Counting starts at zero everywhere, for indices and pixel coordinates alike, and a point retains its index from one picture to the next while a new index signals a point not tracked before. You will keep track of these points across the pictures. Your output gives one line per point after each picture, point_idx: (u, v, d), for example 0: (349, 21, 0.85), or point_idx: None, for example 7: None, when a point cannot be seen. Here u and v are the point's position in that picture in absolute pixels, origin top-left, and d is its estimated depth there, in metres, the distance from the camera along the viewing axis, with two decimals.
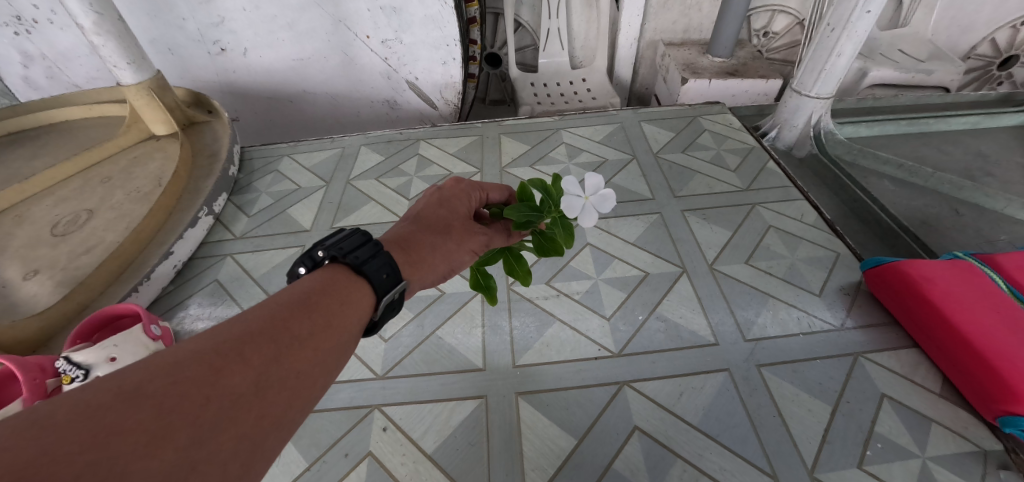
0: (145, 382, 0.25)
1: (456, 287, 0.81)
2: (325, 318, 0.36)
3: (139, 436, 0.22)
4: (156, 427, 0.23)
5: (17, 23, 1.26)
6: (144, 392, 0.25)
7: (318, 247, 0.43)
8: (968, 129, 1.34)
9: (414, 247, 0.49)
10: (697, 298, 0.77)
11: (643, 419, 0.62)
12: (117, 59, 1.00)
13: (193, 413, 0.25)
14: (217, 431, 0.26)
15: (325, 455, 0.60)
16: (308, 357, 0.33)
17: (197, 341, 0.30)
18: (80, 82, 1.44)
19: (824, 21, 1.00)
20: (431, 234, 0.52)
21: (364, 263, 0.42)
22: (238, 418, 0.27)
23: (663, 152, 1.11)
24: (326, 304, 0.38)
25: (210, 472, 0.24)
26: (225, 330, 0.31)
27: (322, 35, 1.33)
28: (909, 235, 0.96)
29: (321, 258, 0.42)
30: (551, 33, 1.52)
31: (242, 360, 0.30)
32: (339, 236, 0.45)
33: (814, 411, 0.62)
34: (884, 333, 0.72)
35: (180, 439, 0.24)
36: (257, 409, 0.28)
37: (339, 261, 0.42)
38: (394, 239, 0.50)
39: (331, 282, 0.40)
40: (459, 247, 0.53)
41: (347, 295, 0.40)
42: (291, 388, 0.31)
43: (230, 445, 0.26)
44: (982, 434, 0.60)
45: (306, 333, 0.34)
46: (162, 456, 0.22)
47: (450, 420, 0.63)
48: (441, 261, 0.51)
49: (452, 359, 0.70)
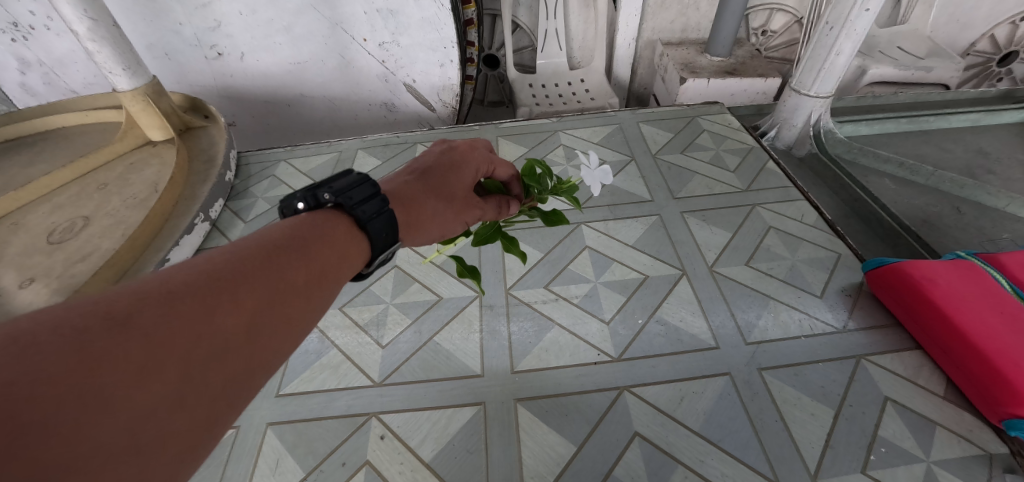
0: (137, 303, 0.24)
1: (453, 291, 0.80)
2: (321, 268, 0.35)
3: (127, 366, 0.21)
4: (146, 359, 0.22)
5: (14, 29, 1.26)
6: (133, 319, 0.23)
7: (325, 189, 0.40)
8: (968, 126, 1.33)
9: (416, 206, 0.48)
10: (697, 300, 0.77)
11: (644, 425, 0.61)
12: (112, 65, 0.99)
13: (185, 349, 0.24)
14: (207, 370, 0.25)
15: (322, 464, 0.59)
16: (300, 306, 0.32)
17: (190, 271, 0.28)
18: (77, 88, 1.43)
19: (823, 19, 1.00)
20: (434, 197, 0.50)
21: (369, 220, 0.40)
22: (228, 358, 0.26)
23: (662, 153, 1.10)
24: (327, 254, 0.36)
25: (195, 411, 0.24)
26: (220, 265, 0.30)
27: (319, 39, 1.33)
28: (912, 235, 0.95)
29: (326, 200, 0.40)
30: (548, 34, 1.52)
31: (237, 299, 0.28)
32: (342, 180, 0.42)
33: (817, 415, 0.61)
34: (886, 335, 0.71)
35: (168, 374, 0.23)
36: (247, 352, 0.28)
37: (344, 208, 0.40)
38: (395, 190, 0.48)
39: (331, 230, 0.38)
40: (457, 217, 0.53)
41: (345, 247, 0.38)
42: (279, 335, 0.30)
43: (217, 384, 0.25)
44: (986, 437, 0.59)
45: (303, 281, 0.33)
46: (148, 391, 0.22)
47: (447, 427, 0.62)
48: (437, 226, 0.50)
49: (450, 365, 0.69)
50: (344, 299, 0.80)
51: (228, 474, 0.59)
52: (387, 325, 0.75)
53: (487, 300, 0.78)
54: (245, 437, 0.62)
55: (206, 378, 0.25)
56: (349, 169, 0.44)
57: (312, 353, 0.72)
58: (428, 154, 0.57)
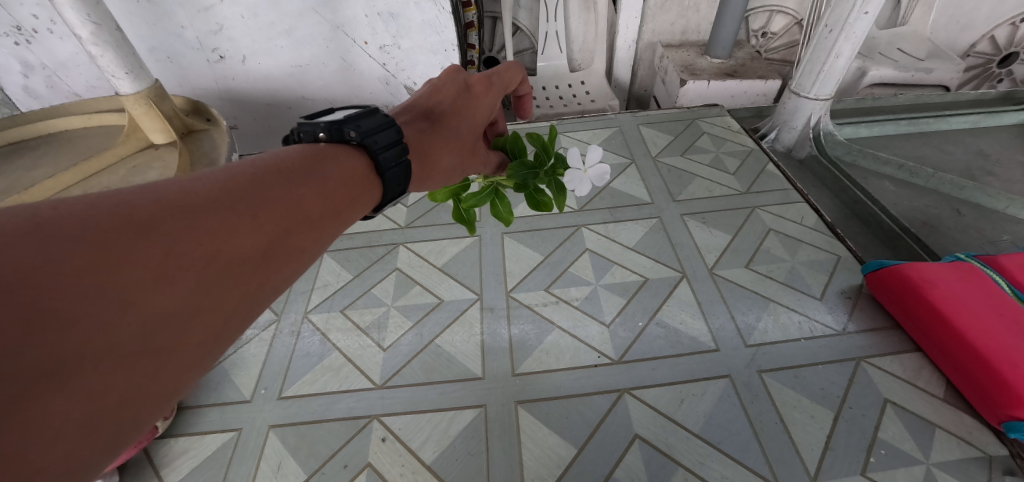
0: (154, 208, 0.24)
1: (454, 294, 0.81)
2: (339, 205, 0.35)
3: (147, 269, 0.22)
4: (165, 264, 0.23)
5: (17, 33, 1.27)
6: (156, 222, 0.24)
7: (351, 126, 0.40)
8: (968, 128, 1.34)
9: (431, 156, 0.50)
10: (696, 302, 0.77)
11: (644, 427, 0.61)
12: (115, 68, 1.00)
13: (202, 261, 0.25)
14: (221, 284, 0.26)
15: (324, 466, 0.59)
16: (314, 237, 0.33)
17: (213, 184, 0.28)
18: (79, 91, 1.44)
19: (822, 22, 1.00)
20: (447, 148, 0.53)
21: (387, 169, 0.41)
22: (242, 276, 0.27)
23: (662, 155, 1.10)
24: (343, 192, 0.36)
25: (206, 322, 0.24)
26: (243, 184, 0.30)
27: (320, 42, 1.33)
28: (911, 237, 0.95)
29: (352, 138, 0.40)
30: (549, 36, 1.53)
31: (256, 220, 0.28)
32: (369, 119, 0.42)
33: (816, 417, 0.61)
34: (886, 337, 0.71)
35: (185, 282, 0.23)
36: (261, 273, 0.28)
37: (367, 149, 0.41)
38: (414, 136, 0.50)
39: (353, 169, 0.38)
40: (461, 169, 0.56)
41: (363, 188, 0.38)
42: (292, 261, 0.31)
43: (229, 299, 0.26)
44: (986, 439, 0.59)
45: (318, 214, 0.33)
46: (165, 296, 0.22)
47: (448, 430, 0.62)
48: (444, 176, 0.53)
49: (451, 368, 0.69)
50: (346, 301, 0.81)
51: (231, 475, 0.59)
52: (388, 327, 0.76)
53: (487, 302, 0.79)
54: (247, 439, 0.63)
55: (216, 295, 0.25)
56: (375, 107, 0.44)
57: (314, 356, 0.73)
58: (444, 100, 0.59)
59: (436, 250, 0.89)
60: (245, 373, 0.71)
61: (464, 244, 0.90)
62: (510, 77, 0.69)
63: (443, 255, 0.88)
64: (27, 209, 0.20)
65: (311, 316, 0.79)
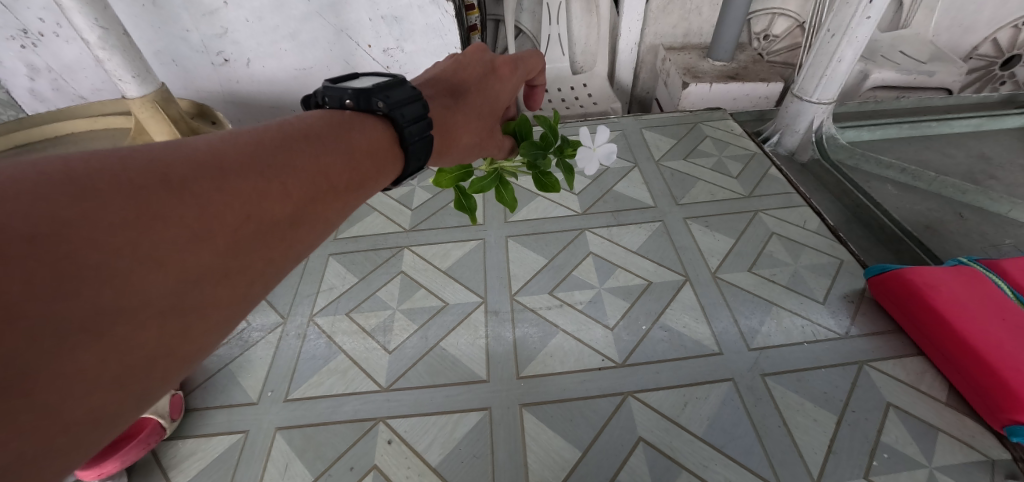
0: (185, 173, 0.26)
1: (458, 297, 0.81)
2: (360, 176, 0.37)
3: (182, 230, 0.24)
4: (197, 226, 0.24)
5: (24, 36, 1.28)
6: (189, 185, 0.25)
7: (379, 97, 0.41)
8: (970, 131, 1.34)
9: (451, 131, 0.51)
10: (699, 306, 0.77)
11: (648, 430, 0.62)
12: (122, 72, 1.01)
13: (230, 225, 0.26)
14: (248, 247, 0.27)
15: (331, 468, 0.60)
16: (336, 206, 0.34)
17: (243, 150, 0.30)
18: (85, 94, 1.46)
19: (825, 27, 1.01)
20: (466, 125, 0.54)
21: (409, 143, 0.42)
22: (267, 242, 0.28)
23: (665, 159, 1.11)
24: (366, 163, 0.38)
25: (234, 284, 0.26)
26: (271, 150, 0.31)
27: (324, 45, 1.34)
28: (913, 241, 0.95)
29: (378, 109, 0.41)
30: (552, 39, 1.54)
31: (283, 188, 0.30)
32: (397, 91, 0.43)
33: (819, 421, 0.62)
34: (889, 341, 0.72)
35: (214, 243, 0.25)
36: (285, 239, 0.30)
37: (393, 122, 0.42)
38: (436, 108, 0.51)
39: (374, 142, 0.39)
40: (475, 150, 0.58)
41: (383, 160, 0.40)
42: (313, 229, 0.32)
43: (253, 264, 0.27)
44: (989, 443, 0.59)
45: (341, 186, 0.35)
46: (197, 256, 0.24)
47: (454, 432, 0.63)
48: (460, 153, 0.54)
49: (456, 370, 0.70)
50: (351, 304, 0.82)
51: (239, 476, 0.60)
52: (394, 330, 0.76)
53: (492, 305, 0.79)
54: (255, 441, 0.63)
55: (242, 258, 0.27)
56: (403, 78, 0.44)
57: (320, 359, 0.73)
58: (469, 75, 0.60)
59: (441, 253, 0.90)
60: (252, 375, 0.72)
61: (468, 247, 0.91)
62: (535, 62, 0.69)
63: (447, 258, 0.89)
64: (71, 165, 0.22)
65: (316, 319, 0.80)
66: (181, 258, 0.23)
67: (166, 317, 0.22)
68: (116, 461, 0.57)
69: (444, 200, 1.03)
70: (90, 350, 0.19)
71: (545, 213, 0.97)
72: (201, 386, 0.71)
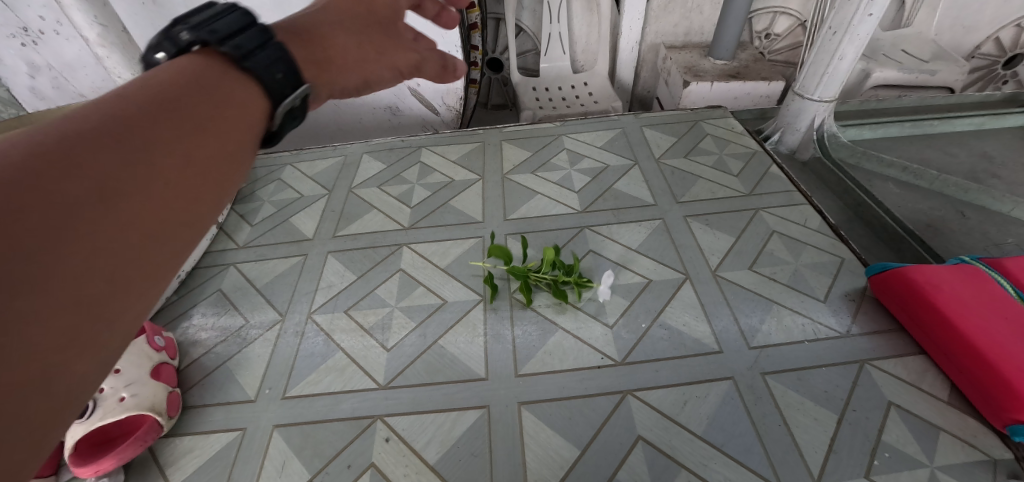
0: (7, 153, 0.22)
1: (457, 295, 0.81)
2: (249, 111, 0.34)
3: (84, 206, 0.23)
4: (99, 197, 0.23)
5: (24, 34, 1.28)
6: (75, 158, 0.24)
7: (182, 29, 0.35)
8: (972, 130, 1.33)
9: (321, 48, 0.45)
10: (699, 304, 0.77)
11: (647, 429, 0.61)
12: (121, 69, 1.01)
13: (134, 189, 0.25)
14: (165, 208, 0.27)
15: (328, 466, 0.59)
16: (239, 150, 0.33)
17: (117, 111, 0.27)
18: (85, 91, 1.46)
19: (826, 24, 1.00)
20: (345, 47, 0.48)
21: (249, 54, 0.35)
22: (181, 198, 0.28)
23: (665, 157, 1.10)
24: (248, 98, 0.35)
25: (158, 243, 0.26)
26: (154, 105, 0.29)
27: None
28: (916, 239, 0.94)
29: (186, 41, 0.34)
30: (553, 38, 1.53)
31: (179, 143, 0.29)
32: (209, 13, 0.36)
33: (820, 420, 0.61)
34: (890, 340, 0.71)
35: (121, 209, 0.24)
36: (198, 190, 0.29)
37: (210, 46, 0.35)
38: (300, 37, 0.44)
39: (230, 73, 0.35)
40: (377, 63, 0.52)
41: (251, 90, 0.36)
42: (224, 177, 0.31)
43: (175, 221, 0.27)
44: (991, 443, 0.59)
45: (240, 130, 0.33)
46: (110, 227, 0.23)
47: (452, 430, 0.62)
48: (354, 69, 0.48)
49: (455, 369, 0.70)
50: (350, 302, 0.81)
51: (235, 474, 0.59)
52: (392, 328, 0.76)
53: (491, 303, 0.79)
54: (252, 439, 0.63)
55: (160, 219, 0.26)
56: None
57: (318, 356, 0.73)
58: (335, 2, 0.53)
59: (440, 252, 0.90)
60: (249, 373, 0.72)
61: (467, 245, 0.90)
62: None
63: (446, 256, 0.89)
64: None
65: (315, 316, 0.79)
66: (23, 234, 0.20)
67: (93, 279, 0.22)
68: (111, 459, 0.57)
69: (444, 198, 1.03)
70: (23, 329, 0.19)
71: (544, 211, 0.97)
72: (198, 384, 0.71)
